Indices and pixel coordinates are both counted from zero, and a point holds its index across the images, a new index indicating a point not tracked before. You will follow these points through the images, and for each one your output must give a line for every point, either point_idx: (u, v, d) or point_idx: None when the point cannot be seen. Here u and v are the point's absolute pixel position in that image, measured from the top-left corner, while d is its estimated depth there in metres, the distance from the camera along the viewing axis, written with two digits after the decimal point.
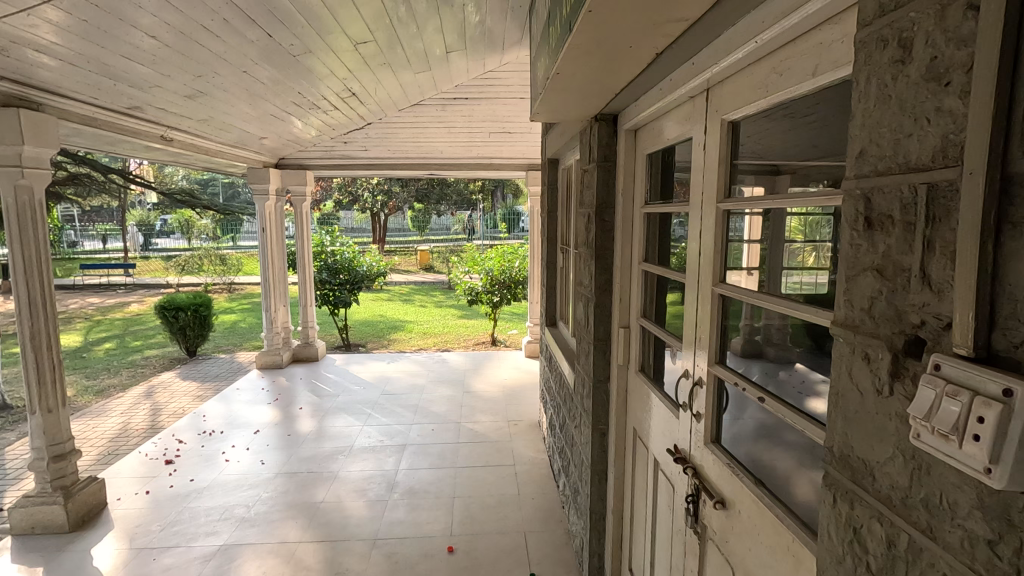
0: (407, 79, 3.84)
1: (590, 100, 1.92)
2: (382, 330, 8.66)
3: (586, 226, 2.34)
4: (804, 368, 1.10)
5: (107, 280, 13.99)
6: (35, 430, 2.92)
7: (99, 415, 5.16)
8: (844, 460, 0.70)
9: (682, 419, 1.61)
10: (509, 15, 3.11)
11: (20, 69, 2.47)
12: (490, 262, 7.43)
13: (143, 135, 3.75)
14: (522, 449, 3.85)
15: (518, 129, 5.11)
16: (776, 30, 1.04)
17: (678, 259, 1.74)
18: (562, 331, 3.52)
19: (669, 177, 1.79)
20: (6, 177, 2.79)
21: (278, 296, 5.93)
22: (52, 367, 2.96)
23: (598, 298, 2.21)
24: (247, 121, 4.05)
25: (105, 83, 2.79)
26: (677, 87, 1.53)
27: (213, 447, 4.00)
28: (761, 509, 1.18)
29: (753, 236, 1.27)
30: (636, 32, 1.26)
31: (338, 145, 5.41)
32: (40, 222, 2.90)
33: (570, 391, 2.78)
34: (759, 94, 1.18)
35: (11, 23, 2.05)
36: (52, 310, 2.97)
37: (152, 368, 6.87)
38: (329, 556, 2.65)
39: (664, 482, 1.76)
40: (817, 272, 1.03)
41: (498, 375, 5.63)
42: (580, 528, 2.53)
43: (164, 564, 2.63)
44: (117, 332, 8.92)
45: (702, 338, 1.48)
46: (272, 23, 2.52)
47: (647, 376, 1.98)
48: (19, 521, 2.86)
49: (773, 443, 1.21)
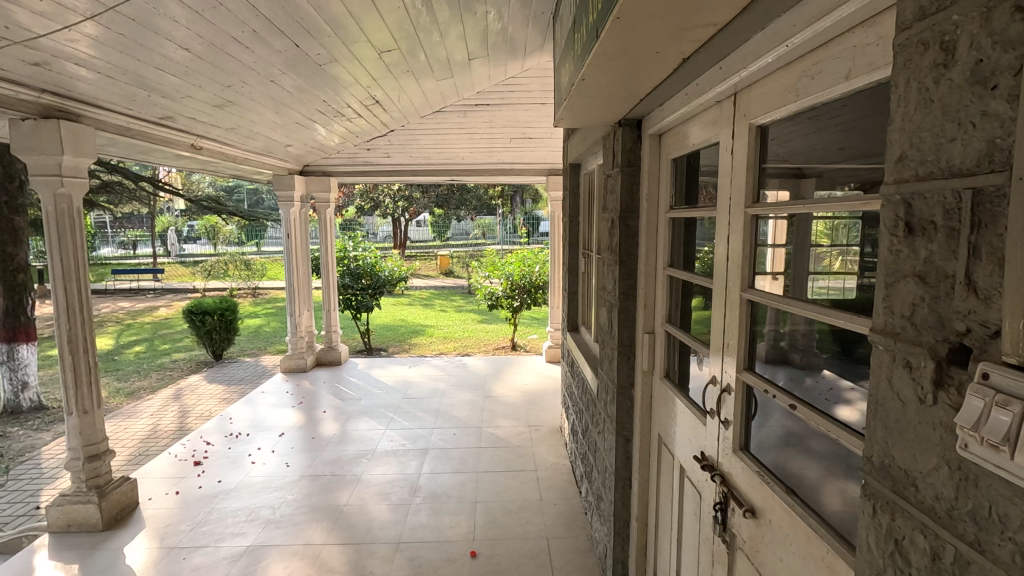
0: (430, 87, 3.88)
1: (614, 105, 1.92)
2: (403, 334, 8.74)
3: (610, 231, 2.33)
4: (831, 375, 1.08)
5: (137, 284, 14.37)
6: (71, 430, 3.00)
7: (129, 416, 5.31)
8: (884, 470, 0.69)
9: (709, 426, 1.59)
10: (532, 22, 3.13)
11: (60, 81, 2.56)
12: (510, 267, 7.42)
13: (173, 144, 3.85)
14: (544, 454, 3.84)
15: (539, 134, 5.12)
16: (807, 34, 1.03)
17: (702, 264, 1.73)
18: (584, 336, 3.51)
19: (695, 182, 1.77)
20: (46, 185, 2.89)
21: (302, 301, 6.03)
22: (88, 369, 3.06)
23: (621, 303, 2.21)
24: (273, 129, 4.12)
25: (139, 94, 2.88)
26: (703, 92, 1.52)
27: (239, 448, 4.08)
28: (793, 517, 1.16)
29: (778, 240, 1.26)
30: (664, 38, 1.26)
31: (361, 152, 5.49)
32: (78, 229, 3.00)
33: (592, 396, 2.77)
34: (789, 98, 1.16)
35: (54, 38, 2.13)
36: (88, 314, 3.06)
37: (179, 371, 7.02)
38: (353, 559, 2.67)
39: (690, 489, 1.74)
40: (844, 277, 1.02)
41: (519, 380, 5.63)
42: (603, 535, 2.52)
43: (194, 564, 2.68)
44: (146, 336, 9.15)
45: (729, 344, 1.46)
46: (299, 33, 2.57)
47: (673, 382, 1.97)
48: (55, 519, 2.95)
49: (799, 452, 1.20)
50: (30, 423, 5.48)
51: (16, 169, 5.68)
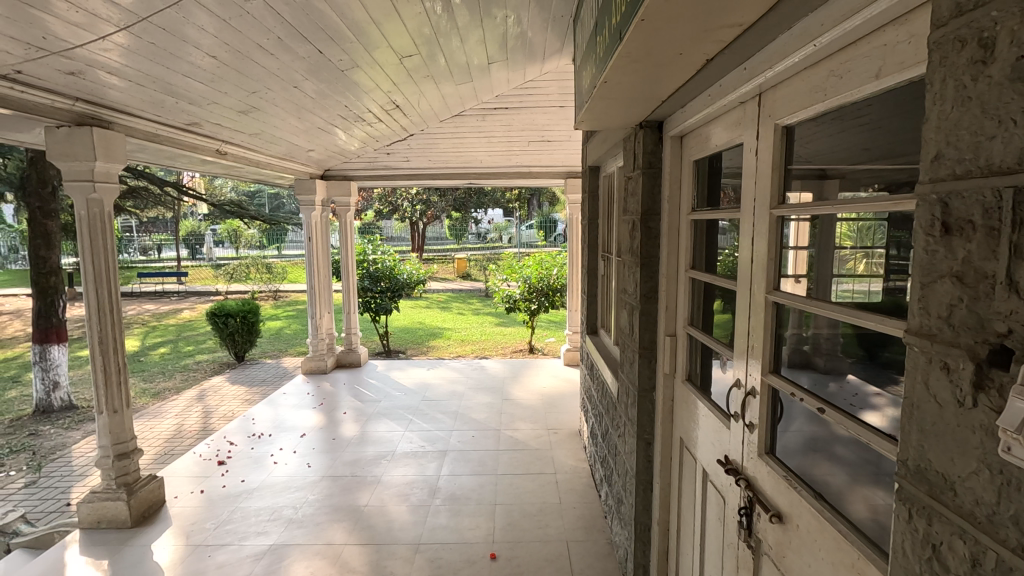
0: (449, 91, 3.91)
1: (636, 108, 1.92)
2: (421, 337, 8.79)
3: (631, 233, 2.32)
4: (856, 380, 1.07)
5: (161, 287, 14.68)
6: (102, 429, 3.08)
7: (155, 416, 5.42)
8: (920, 474, 0.68)
9: (733, 429, 1.57)
10: (551, 26, 3.14)
11: (93, 90, 2.63)
12: (528, 269, 7.41)
13: (199, 150, 3.94)
14: (563, 458, 3.83)
15: (557, 136, 5.12)
16: (836, 34, 1.01)
17: (724, 266, 1.71)
18: (603, 339, 3.50)
19: (717, 184, 1.76)
20: (79, 191, 2.98)
21: (323, 303, 6.10)
22: (118, 369, 3.14)
23: (643, 306, 2.19)
24: (295, 134, 4.19)
25: (168, 101, 2.95)
26: (727, 93, 1.51)
27: (262, 449, 4.14)
28: (821, 522, 1.14)
29: (801, 242, 1.25)
30: (687, 40, 1.26)
31: (381, 157, 5.55)
32: (108, 233, 3.07)
33: (612, 398, 2.76)
34: (816, 98, 1.15)
35: (88, 48, 2.20)
36: (118, 315, 3.14)
37: (203, 372, 7.16)
38: (374, 559, 2.69)
39: (714, 493, 1.72)
40: (869, 280, 1.01)
41: (537, 383, 5.63)
42: (624, 539, 2.50)
43: (218, 561, 2.72)
44: (171, 337, 9.35)
45: (754, 348, 1.44)
46: (322, 39, 2.61)
47: (695, 385, 1.95)
48: (86, 515, 3.03)
49: (824, 458, 1.19)
50: (60, 422, 5.63)
51: (50, 175, 5.84)
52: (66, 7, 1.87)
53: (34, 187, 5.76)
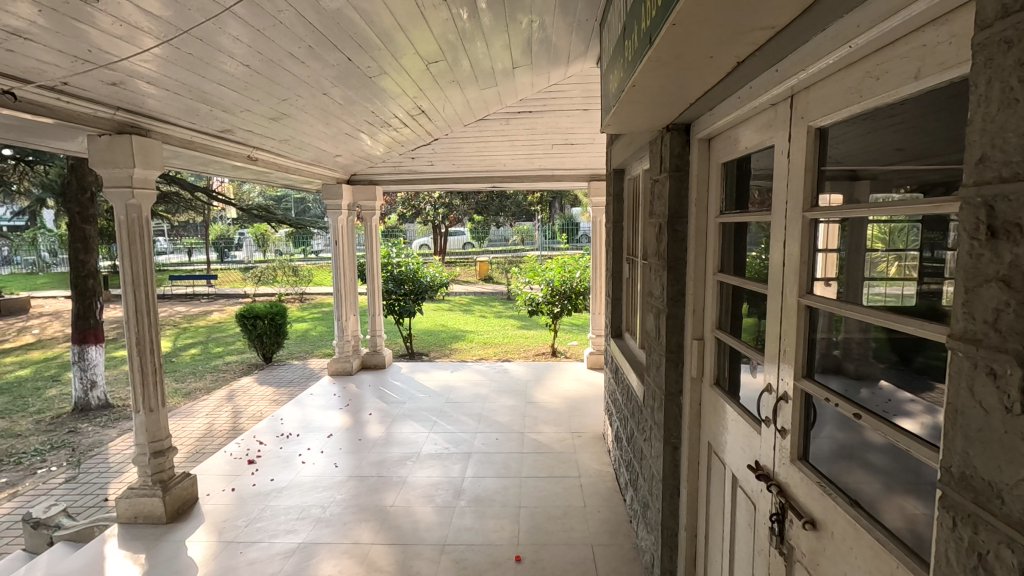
0: (474, 96, 3.95)
1: (663, 110, 1.92)
2: (444, 339, 8.86)
3: (657, 236, 2.31)
4: (890, 386, 1.06)
5: (192, 289, 15.06)
6: (139, 427, 3.18)
7: (187, 416, 5.57)
8: (966, 481, 0.67)
9: (765, 434, 1.55)
10: (575, 30, 3.14)
11: (131, 99, 2.73)
12: (550, 272, 7.42)
13: (231, 156, 4.04)
14: (587, 461, 3.81)
15: (581, 140, 5.11)
16: (872, 34, 1.00)
17: (753, 269, 1.70)
18: (628, 343, 3.49)
19: (746, 187, 1.75)
20: (119, 197, 3.08)
21: (349, 306, 6.19)
22: (154, 369, 3.24)
23: (670, 309, 2.18)
24: (323, 140, 4.27)
25: (202, 109, 3.04)
26: (758, 94, 1.50)
27: (290, 449, 4.22)
28: (857, 530, 1.12)
29: (830, 245, 1.25)
30: (718, 42, 1.26)
31: (406, 161, 5.62)
32: (145, 237, 3.17)
33: (638, 403, 2.75)
34: (851, 99, 1.13)
35: (129, 60, 2.28)
36: (154, 317, 3.24)
37: (232, 373, 7.33)
38: (400, 559, 2.72)
39: (744, 499, 1.70)
40: (902, 283, 1.00)
41: (560, 386, 5.62)
42: (650, 544, 2.48)
43: (249, 558, 2.78)
44: (201, 339, 9.58)
45: (786, 352, 1.42)
46: (352, 47, 2.67)
47: (723, 390, 1.93)
48: (124, 511, 3.14)
49: (857, 465, 1.17)
50: (97, 421, 5.80)
51: (89, 181, 6.05)
52: (109, 21, 1.94)
53: (74, 194, 5.97)
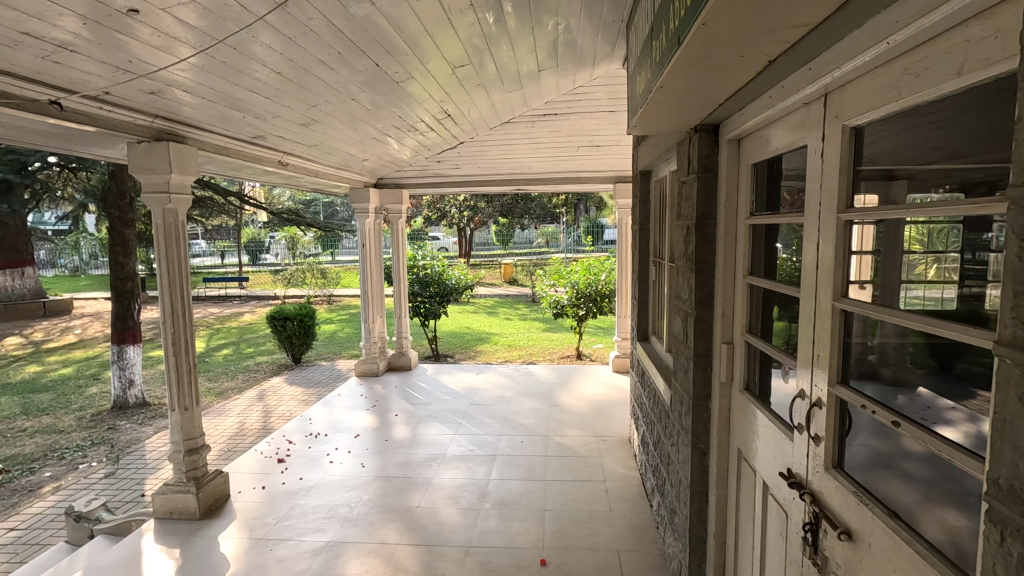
0: (499, 99, 3.96)
1: (691, 111, 1.89)
2: (469, 341, 8.90)
3: (685, 238, 2.28)
4: (929, 393, 1.02)
5: (224, 291, 15.47)
6: (174, 426, 3.28)
7: (220, 414, 5.72)
8: (1014, 494, 0.64)
9: (797, 441, 1.51)
10: (601, 31, 3.13)
11: (169, 107, 2.82)
12: (576, 275, 7.38)
13: (263, 161, 4.15)
14: (612, 466, 3.78)
15: (607, 141, 5.08)
16: (911, 30, 0.97)
17: (785, 271, 1.66)
18: (655, 346, 3.45)
19: (777, 188, 1.71)
20: (157, 202, 3.19)
21: (375, 308, 6.27)
22: (189, 369, 3.33)
23: (698, 312, 2.15)
24: (351, 144, 4.33)
25: (235, 115, 3.12)
26: (790, 94, 1.47)
27: (318, 448, 4.28)
28: (896, 541, 1.08)
29: (865, 247, 1.21)
30: (748, 41, 1.23)
31: (431, 165, 5.67)
32: (181, 241, 3.27)
33: (664, 407, 2.71)
34: (888, 98, 1.10)
35: (167, 69, 2.36)
36: (189, 319, 3.34)
37: (263, 373, 7.49)
38: (425, 559, 2.74)
39: (775, 507, 1.66)
40: (941, 286, 0.97)
41: (585, 390, 5.58)
42: (677, 551, 2.44)
43: (279, 555, 2.83)
44: (233, 340, 9.82)
45: (819, 357, 1.38)
46: (380, 53, 2.70)
47: (754, 395, 1.89)
48: (160, 506, 3.24)
49: (894, 474, 1.14)
50: (135, 418, 5.99)
51: (128, 187, 6.28)
52: (148, 32, 2.01)
53: (114, 199, 6.20)
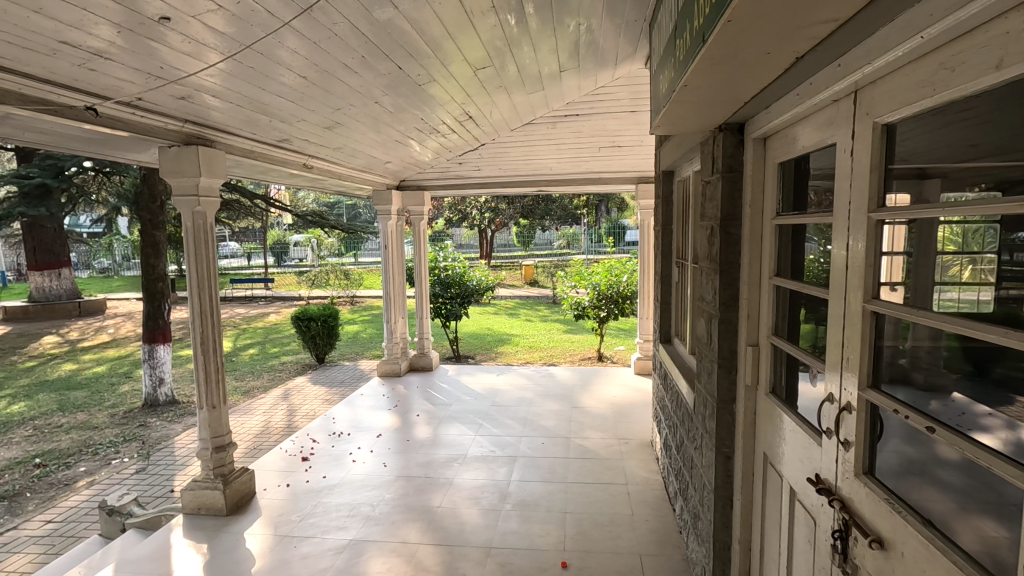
0: (521, 100, 3.97)
1: (715, 110, 1.87)
2: (490, 343, 8.92)
3: (708, 239, 2.25)
4: (964, 399, 0.99)
5: (250, 292, 15.78)
6: (202, 423, 3.35)
7: (246, 413, 5.83)
8: None
9: (826, 447, 1.48)
10: (623, 31, 3.11)
11: (198, 112, 2.89)
12: (597, 276, 7.33)
13: (288, 164, 4.22)
14: (635, 469, 3.74)
15: (629, 142, 5.05)
16: (946, 24, 0.94)
17: (812, 273, 1.62)
18: (677, 348, 3.41)
19: (804, 187, 1.68)
20: (187, 205, 3.27)
21: (397, 308, 6.33)
22: (217, 368, 3.40)
23: (722, 314, 2.11)
24: (374, 147, 4.38)
25: (262, 119, 3.18)
26: (818, 91, 1.44)
27: (341, 447, 4.34)
28: (931, 551, 1.05)
29: (895, 248, 1.18)
30: (774, 38, 1.21)
31: (453, 167, 5.70)
32: (209, 243, 3.35)
33: (688, 410, 2.67)
34: (921, 93, 1.07)
35: (197, 75, 2.42)
36: (217, 319, 3.41)
37: (287, 372, 7.62)
38: (446, 559, 2.75)
39: (803, 513, 1.63)
40: (977, 288, 0.94)
41: (607, 392, 5.55)
42: (701, 556, 2.40)
43: (303, 552, 2.88)
44: (259, 339, 10.02)
45: (849, 360, 1.35)
46: (403, 56, 2.73)
47: (780, 399, 1.85)
48: (188, 502, 3.32)
49: (928, 482, 1.10)
50: (165, 416, 6.15)
51: (159, 190, 6.45)
52: (179, 38, 2.06)
53: (146, 202, 6.37)
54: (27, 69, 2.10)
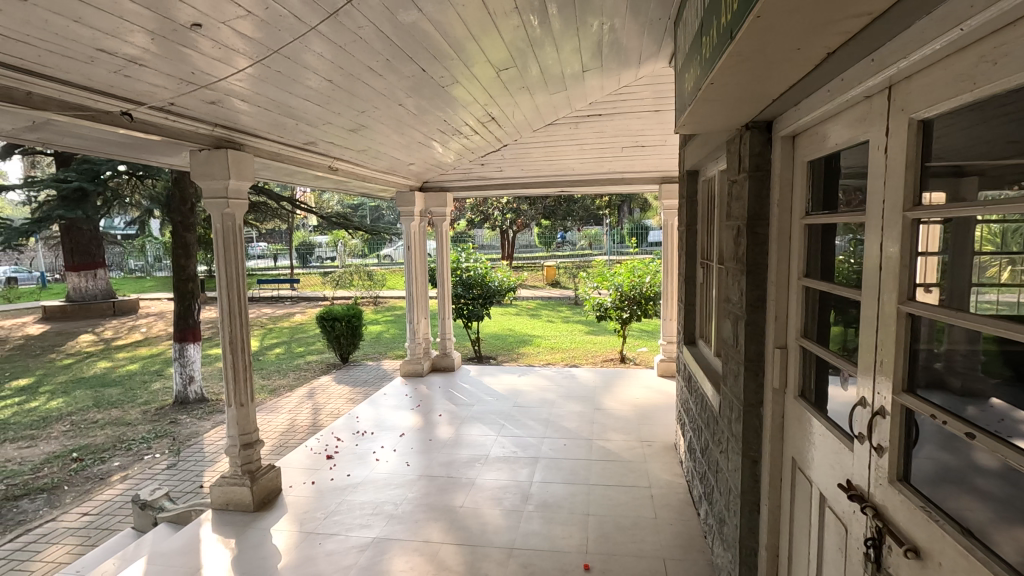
0: (543, 101, 3.96)
1: (742, 108, 1.84)
2: (512, 343, 8.92)
3: (735, 239, 2.22)
4: (1003, 405, 0.96)
5: (277, 292, 16.08)
6: (231, 421, 3.42)
7: (272, 411, 5.95)
8: None
9: (858, 452, 1.44)
10: (647, 30, 3.08)
11: (227, 116, 2.95)
12: (620, 277, 7.28)
13: (314, 167, 4.29)
14: (658, 472, 3.70)
15: (652, 141, 5.00)
16: (988, 15, 0.91)
17: (843, 273, 1.58)
18: (703, 350, 3.36)
19: (835, 186, 1.64)
20: (216, 207, 3.34)
21: (420, 309, 6.37)
22: (244, 366, 3.47)
23: (749, 316, 2.07)
24: (397, 149, 4.42)
25: (288, 123, 3.24)
26: (850, 87, 1.40)
27: (365, 446, 4.38)
28: (970, 561, 1.01)
29: (930, 248, 1.15)
30: (805, 33, 1.19)
31: (475, 168, 5.73)
32: (237, 244, 3.42)
33: (713, 413, 2.63)
34: (960, 88, 1.03)
35: (227, 80, 2.47)
36: (244, 318, 3.48)
37: (312, 371, 7.74)
38: (469, 559, 2.76)
39: (834, 520, 1.59)
40: (1017, 289, 0.91)
41: (630, 393, 5.50)
42: (727, 562, 2.36)
43: (328, 549, 2.91)
44: (285, 339, 10.20)
45: (882, 363, 1.31)
46: (426, 58, 2.75)
47: (810, 402, 1.81)
48: (217, 497, 3.39)
49: (966, 490, 1.06)
50: (194, 413, 6.30)
51: (190, 193, 6.62)
52: (210, 44, 2.12)
53: (177, 205, 6.55)
54: (67, 76, 2.18)
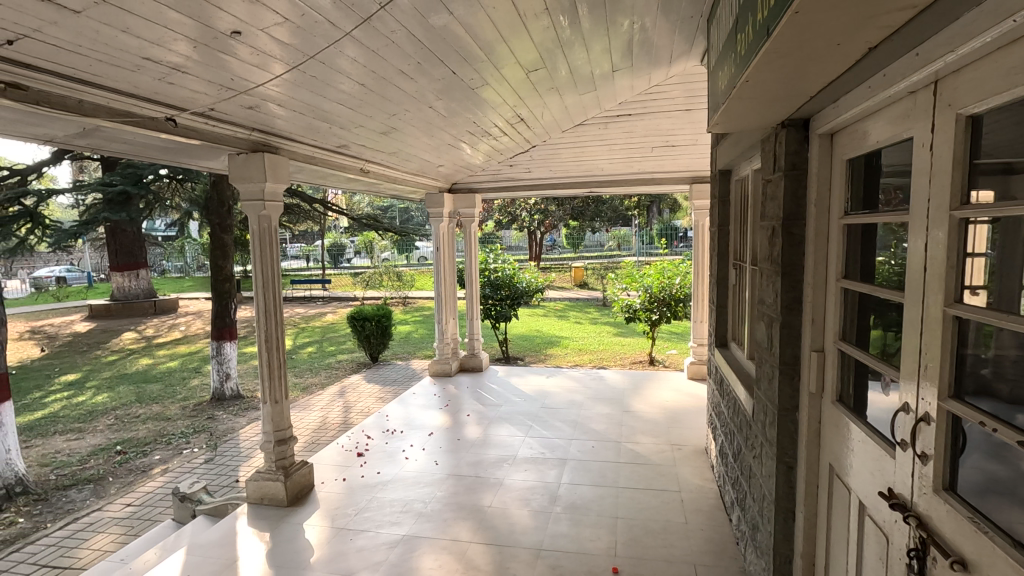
0: (572, 101, 3.95)
1: (778, 106, 1.80)
2: (539, 345, 8.91)
3: (769, 239, 2.17)
4: None
5: (309, 293, 16.42)
6: (266, 417, 3.50)
7: (305, 408, 6.07)
8: None
9: (900, 459, 1.39)
10: (679, 28, 3.04)
11: (264, 120, 3.04)
12: (649, 278, 7.19)
13: (346, 169, 4.37)
14: (688, 476, 3.64)
15: (683, 141, 4.92)
16: None
17: (884, 274, 1.53)
18: (735, 353, 3.29)
19: (875, 184, 1.59)
20: (253, 209, 3.44)
21: (449, 309, 6.42)
22: (279, 364, 3.56)
23: (784, 318, 2.03)
24: (427, 151, 4.47)
25: (322, 126, 3.31)
26: (892, 83, 1.36)
27: (394, 444, 4.44)
28: None
29: (978, 249, 1.11)
30: (846, 28, 1.16)
31: (504, 169, 5.74)
32: (273, 245, 3.51)
33: (746, 417, 2.58)
34: (1013, 81, 0.99)
35: (264, 85, 2.54)
36: (279, 317, 3.57)
37: (343, 370, 7.88)
38: (497, 559, 2.77)
39: (874, 529, 1.53)
40: None
41: (659, 396, 5.43)
42: (760, 569, 2.31)
43: (359, 545, 2.96)
44: (317, 338, 10.41)
45: (926, 368, 1.26)
46: (456, 61, 2.77)
47: (848, 407, 1.76)
48: (252, 492, 3.48)
49: (1017, 502, 1.02)
50: (230, 410, 6.48)
51: (227, 196, 6.82)
52: (248, 51, 2.18)
53: (215, 207, 6.75)
54: (115, 84, 2.27)
